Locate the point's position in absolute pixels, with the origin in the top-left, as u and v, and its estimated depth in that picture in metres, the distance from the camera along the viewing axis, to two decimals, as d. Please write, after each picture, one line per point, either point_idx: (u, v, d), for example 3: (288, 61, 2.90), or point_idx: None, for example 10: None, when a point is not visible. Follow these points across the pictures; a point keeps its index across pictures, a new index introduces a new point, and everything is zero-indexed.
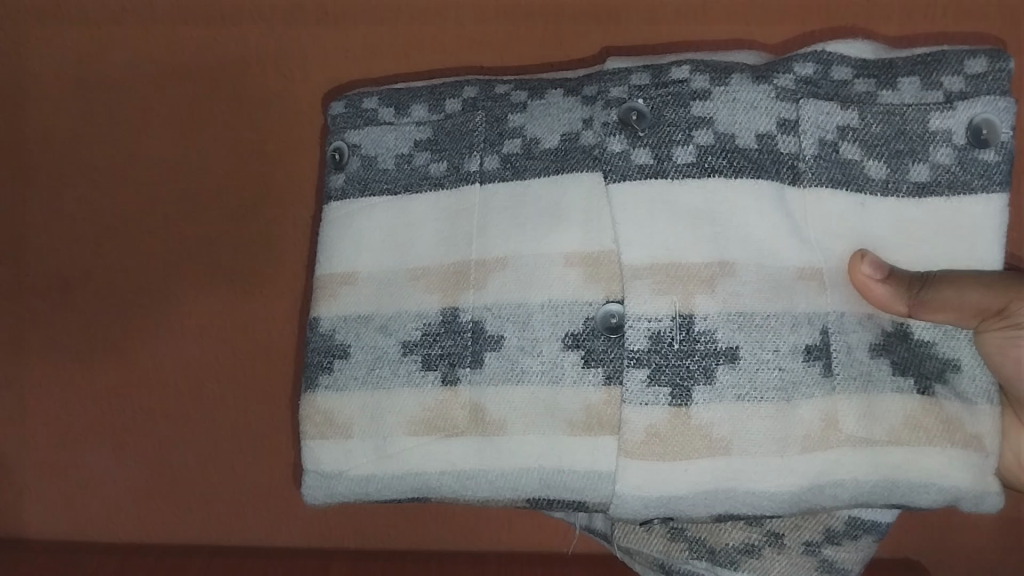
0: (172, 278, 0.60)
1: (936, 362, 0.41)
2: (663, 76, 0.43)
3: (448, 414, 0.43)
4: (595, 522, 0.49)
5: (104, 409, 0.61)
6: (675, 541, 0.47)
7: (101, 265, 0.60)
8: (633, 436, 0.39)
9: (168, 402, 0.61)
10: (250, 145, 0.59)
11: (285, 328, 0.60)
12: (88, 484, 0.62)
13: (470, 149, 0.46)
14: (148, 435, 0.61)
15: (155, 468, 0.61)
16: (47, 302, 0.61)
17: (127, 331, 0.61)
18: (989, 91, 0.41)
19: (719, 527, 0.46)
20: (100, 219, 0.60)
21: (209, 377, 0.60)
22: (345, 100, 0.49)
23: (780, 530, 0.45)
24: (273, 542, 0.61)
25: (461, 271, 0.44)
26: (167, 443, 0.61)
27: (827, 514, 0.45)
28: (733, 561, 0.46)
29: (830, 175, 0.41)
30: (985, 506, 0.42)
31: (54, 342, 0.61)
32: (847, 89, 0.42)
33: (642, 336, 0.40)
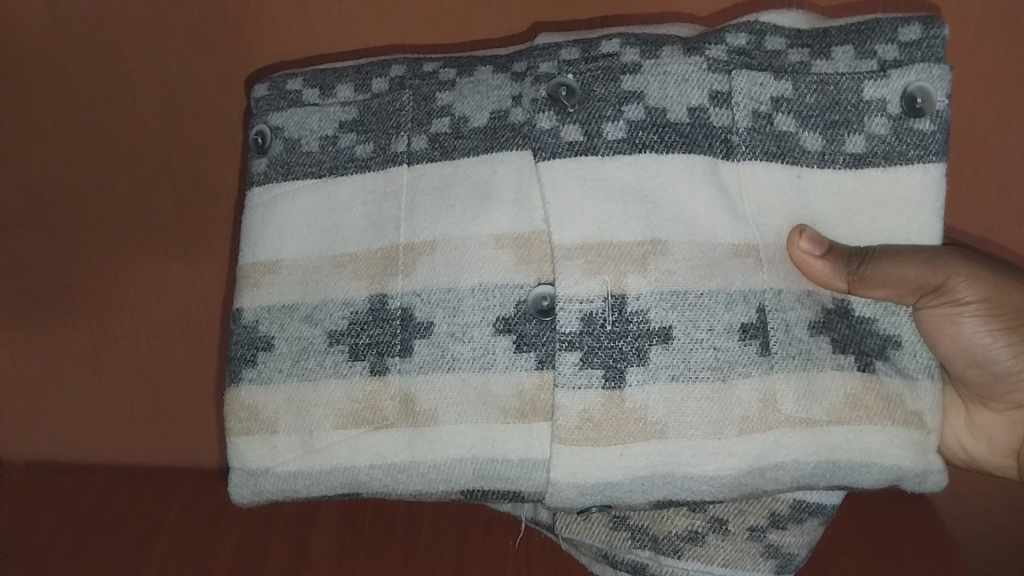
0: (149, 199, 0.57)
1: (877, 338, 0.40)
2: (594, 50, 0.42)
3: (377, 405, 0.41)
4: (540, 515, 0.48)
5: (87, 334, 0.60)
6: (617, 530, 0.45)
7: (73, 185, 0.57)
8: (566, 421, 0.38)
9: (145, 326, 0.59)
10: (199, 56, 0.54)
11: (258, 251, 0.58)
12: (72, 410, 0.61)
13: (397, 130, 0.44)
14: (131, 360, 0.60)
15: (138, 393, 0.60)
16: (21, 225, 0.58)
17: (106, 255, 0.58)
18: (924, 58, 0.40)
19: (661, 514, 0.45)
20: (56, 133, 0.56)
21: (190, 301, 0.59)
22: (268, 82, 0.47)
23: (724, 515, 0.44)
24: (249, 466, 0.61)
25: (389, 256, 0.42)
26: (149, 368, 0.60)
27: (772, 499, 0.44)
28: (676, 549, 0.45)
29: (764, 148, 0.40)
30: (927, 484, 0.40)
31: (23, 266, 0.58)
32: (780, 59, 0.41)
33: (573, 318, 0.38)
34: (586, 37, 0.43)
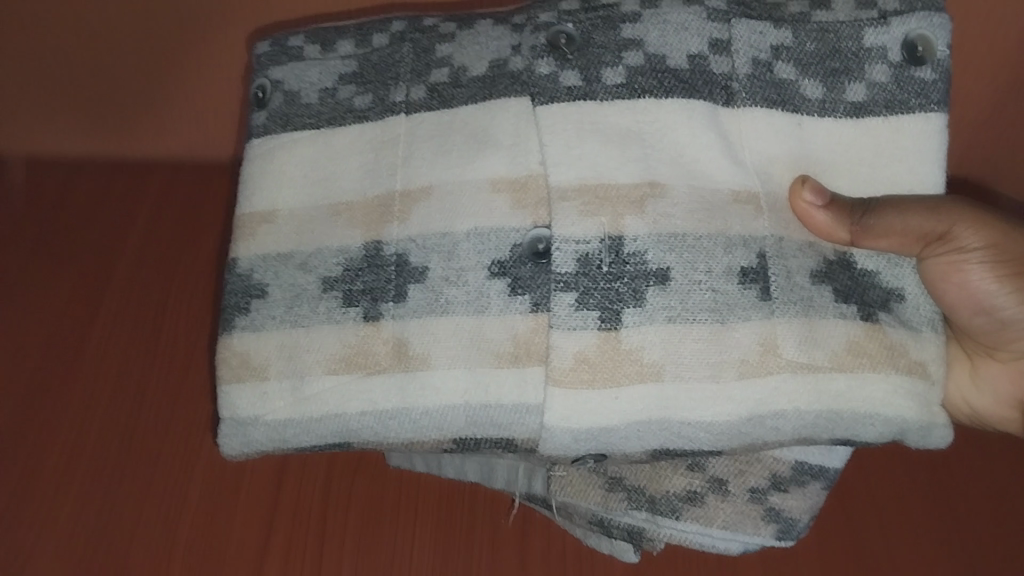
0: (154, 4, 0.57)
1: (880, 290, 0.39)
2: (595, 2, 0.43)
3: (370, 350, 0.40)
4: (535, 483, 0.47)
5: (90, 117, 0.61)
6: (613, 491, 0.44)
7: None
8: (561, 362, 0.38)
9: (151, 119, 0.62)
10: None
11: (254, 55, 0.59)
12: (79, 179, 0.64)
13: (397, 81, 0.44)
14: (135, 143, 0.63)
15: (143, 177, 0.65)
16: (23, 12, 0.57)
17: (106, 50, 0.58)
18: (924, 7, 0.41)
19: (660, 474, 0.44)
20: None
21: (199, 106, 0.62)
22: (270, 39, 0.47)
23: (725, 476, 0.43)
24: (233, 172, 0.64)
25: (386, 203, 0.42)
26: (154, 155, 0.64)
27: (773, 459, 0.43)
28: (674, 509, 0.44)
29: (764, 94, 0.41)
30: (932, 439, 0.39)
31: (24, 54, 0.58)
32: (781, 10, 0.42)
33: (570, 258, 0.38)
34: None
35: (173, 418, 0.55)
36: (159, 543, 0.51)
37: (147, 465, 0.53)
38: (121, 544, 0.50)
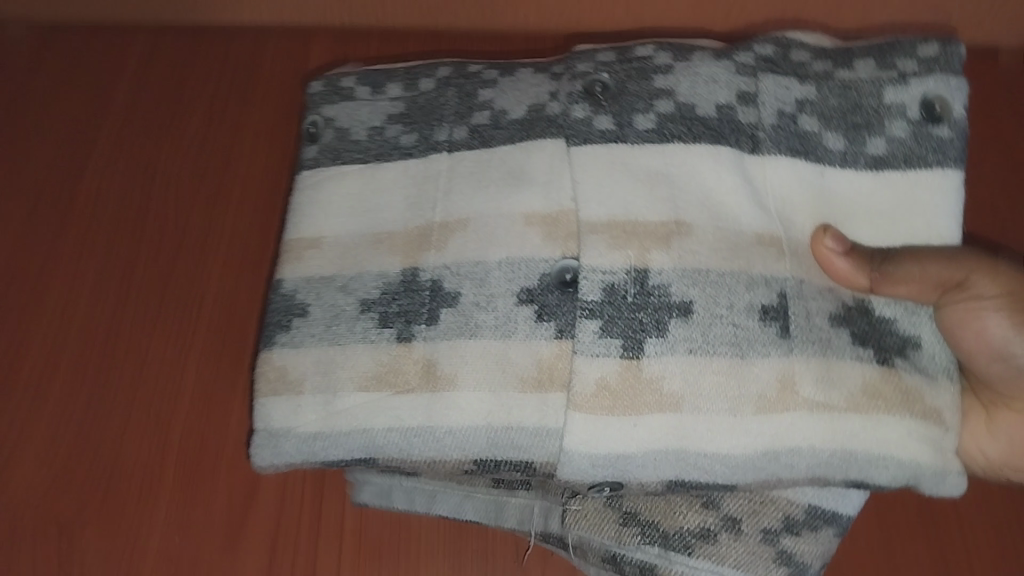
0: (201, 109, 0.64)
1: (896, 338, 0.40)
2: (629, 54, 0.46)
3: (400, 370, 0.42)
4: (552, 519, 0.47)
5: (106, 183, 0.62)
6: (626, 526, 0.45)
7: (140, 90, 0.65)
8: (583, 388, 0.39)
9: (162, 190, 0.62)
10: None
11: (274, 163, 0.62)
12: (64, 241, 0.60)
13: (440, 121, 0.47)
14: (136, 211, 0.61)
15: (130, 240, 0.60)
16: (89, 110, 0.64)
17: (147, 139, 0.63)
18: (943, 69, 0.43)
19: (674, 510, 0.44)
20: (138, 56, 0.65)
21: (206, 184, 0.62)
22: (324, 80, 0.51)
23: (739, 514, 0.44)
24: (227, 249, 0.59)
25: (425, 233, 0.45)
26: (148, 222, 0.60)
27: (788, 502, 0.44)
28: (686, 545, 0.44)
29: (789, 144, 0.43)
30: (946, 487, 0.40)
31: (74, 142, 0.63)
32: (805, 68, 0.45)
33: (596, 287, 0.40)
34: (622, 46, 0.48)
35: (182, 232, 0.60)
36: (152, 457, 0.53)
37: (134, 372, 0.55)
38: (113, 459, 0.53)
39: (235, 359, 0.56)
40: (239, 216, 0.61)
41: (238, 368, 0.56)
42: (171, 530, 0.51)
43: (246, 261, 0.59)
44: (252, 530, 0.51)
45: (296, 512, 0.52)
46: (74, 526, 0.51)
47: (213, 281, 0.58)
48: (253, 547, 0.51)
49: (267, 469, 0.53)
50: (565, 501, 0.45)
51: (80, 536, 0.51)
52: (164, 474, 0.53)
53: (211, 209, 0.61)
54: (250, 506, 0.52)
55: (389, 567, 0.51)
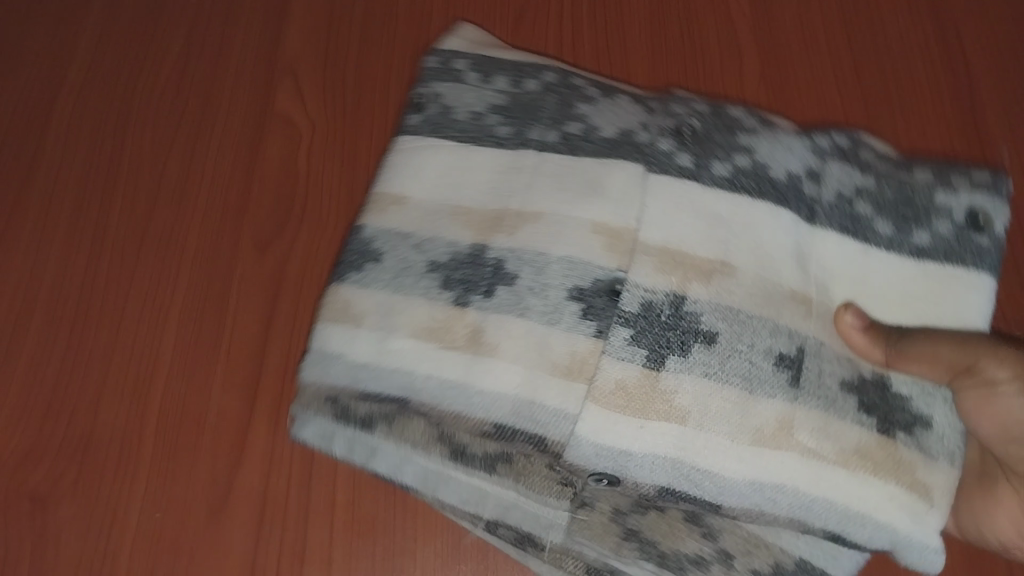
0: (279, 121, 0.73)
1: (906, 415, 0.46)
2: (722, 110, 0.52)
3: (450, 329, 0.48)
4: (507, 516, 0.50)
5: (181, 171, 0.71)
6: (627, 540, 0.48)
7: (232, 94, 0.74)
8: (603, 384, 0.45)
9: (227, 190, 0.70)
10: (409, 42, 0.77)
11: (336, 179, 0.71)
12: (135, 212, 0.69)
13: (538, 122, 0.52)
14: (198, 204, 0.69)
15: (187, 228, 0.68)
16: (188, 101, 0.74)
17: (226, 140, 0.72)
18: (991, 191, 0.50)
19: (674, 533, 0.48)
20: (247, 62, 0.75)
21: (267, 190, 0.70)
22: (438, 58, 0.56)
23: (732, 550, 0.47)
24: (273, 251, 0.68)
25: (499, 216, 0.50)
26: (208, 216, 0.69)
27: (779, 549, 0.47)
28: (680, 567, 0.47)
29: (842, 220, 0.49)
30: (923, 559, 0.45)
31: (163, 130, 0.72)
32: (870, 163, 0.52)
33: (636, 301, 0.46)
34: (718, 105, 0.54)
35: (185, 232, 0.68)
36: (128, 432, 0.61)
37: (166, 342, 0.64)
38: (89, 432, 0.61)
39: (211, 342, 0.64)
40: (263, 211, 0.69)
41: (214, 352, 0.64)
42: (149, 503, 0.59)
43: (232, 257, 0.67)
44: (242, 487, 0.60)
45: (286, 463, 0.61)
46: (59, 495, 0.59)
47: (197, 273, 0.67)
48: (238, 520, 0.59)
49: (255, 439, 0.61)
50: (574, 511, 0.48)
51: (67, 500, 0.59)
52: (173, 434, 0.61)
53: (206, 207, 0.69)
54: (233, 480, 0.60)
55: (373, 534, 0.59)
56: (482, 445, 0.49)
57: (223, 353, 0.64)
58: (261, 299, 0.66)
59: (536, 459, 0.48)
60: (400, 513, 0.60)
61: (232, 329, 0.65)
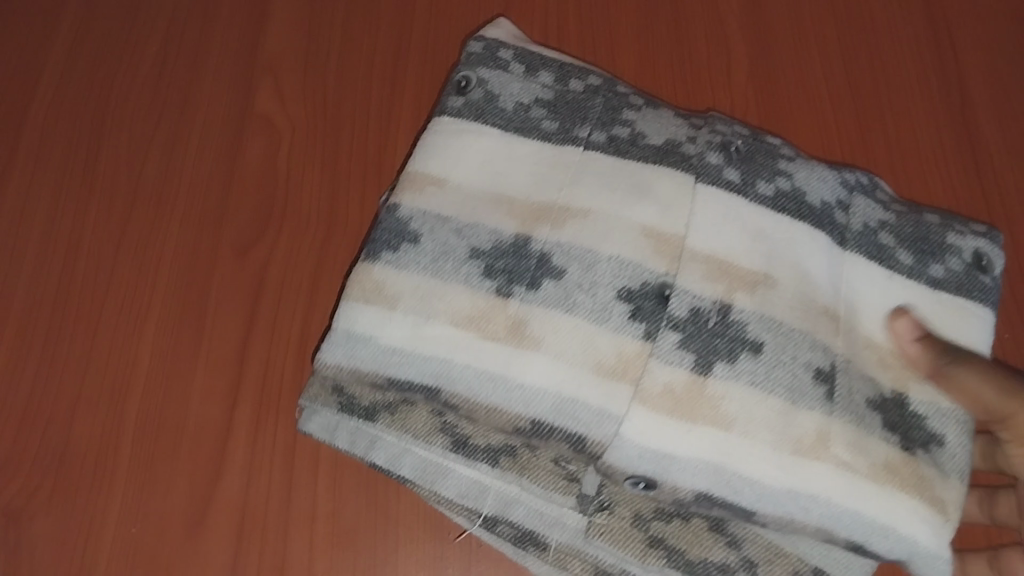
0: (273, 93, 0.65)
1: (924, 432, 0.48)
2: (760, 136, 0.53)
3: (492, 319, 0.46)
4: (509, 512, 0.49)
5: (162, 147, 0.63)
6: (653, 548, 0.47)
7: (224, 62, 0.67)
8: (650, 386, 0.44)
9: (208, 171, 0.62)
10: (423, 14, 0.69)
11: (335, 160, 0.63)
12: (113, 188, 0.62)
13: (584, 120, 0.51)
14: (178, 182, 0.62)
15: (168, 208, 0.61)
16: (174, 67, 0.66)
17: (213, 113, 0.65)
18: (991, 238, 0.54)
19: (699, 539, 0.47)
20: (242, 28, 0.68)
21: (256, 169, 0.62)
22: (484, 44, 0.54)
23: (755, 558, 0.47)
24: (259, 236, 0.60)
25: (544, 209, 0.48)
26: (190, 196, 0.62)
27: (798, 559, 0.48)
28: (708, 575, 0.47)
29: (869, 249, 0.51)
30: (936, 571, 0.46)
31: (145, 100, 0.65)
32: (887, 202, 0.54)
33: (684, 306, 0.45)
34: (750, 128, 0.55)
35: (165, 213, 0.61)
36: (105, 444, 0.54)
37: (137, 334, 0.57)
38: (62, 444, 0.54)
39: (190, 343, 0.57)
40: (251, 192, 0.62)
41: (195, 355, 0.56)
42: (126, 519, 0.52)
43: (214, 249, 0.60)
44: (221, 498, 0.53)
45: (263, 466, 0.54)
46: (30, 510, 0.52)
47: (179, 268, 0.59)
48: (219, 531, 0.52)
49: (235, 447, 0.54)
50: (591, 514, 0.48)
51: (39, 514, 0.52)
52: (143, 435, 0.54)
53: (189, 196, 0.62)
54: (215, 487, 0.53)
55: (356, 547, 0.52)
56: (485, 436, 0.49)
57: (202, 357, 0.56)
58: (244, 295, 0.58)
59: (541, 452, 0.48)
60: (384, 521, 0.53)
61: (214, 329, 0.57)
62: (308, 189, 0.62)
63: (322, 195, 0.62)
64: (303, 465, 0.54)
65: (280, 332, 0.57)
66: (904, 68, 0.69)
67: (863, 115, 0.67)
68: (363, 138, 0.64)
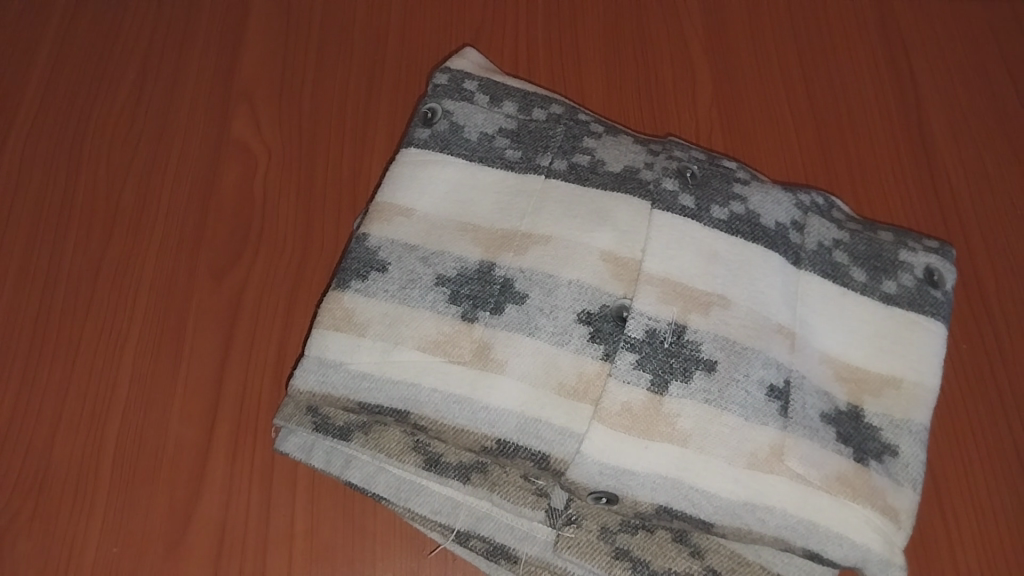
0: (250, 124, 0.67)
1: (877, 443, 0.49)
2: (716, 161, 0.55)
3: (456, 343, 0.48)
4: (479, 527, 0.50)
5: (141, 178, 0.65)
6: (619, 560, 0.48)
7: (202, 95, 0.69)
8: (609, 406, 0.45)
9: (186, 201, 0.64)
10: (398, 47, 0.72)
11: (309, 187, 0.65)
12: (94, 219, 0.64)
13: (545, 149, 0.53)
14: (157, 212, 0.64)
15: (147, 238, 0.63)
16: (156, 99, 0.68)
17: (193, 145, 0.67)
18: (943, 254, 0.55)
19: (664, 551, 0.48)
20: (220, 60, 0.70)
21: (233, 198, 0.64)
22: (449, 76, 0.56)
23: (719, 568, 0.48)
24: (238, 263, 0.62)
25: (508, 236, 0.50)
26: (170, 226, 0.63)
27: (761, 568, 0.48)
28: None
29: (823, 267, 0.52)
30: None
31: (126, 132, 0.67)
32: (842, 222, 0.56)
33: (641, 327, 0.47)
34: (709, 153, 0.57)
35: (146, 242, 0.63)
36: (85, 465, 0.55)
37: (118, 362, 0.59)
38: (43, 466, 0.55)
39: (169, 366, 0.58)
40: (228, 220, 0.64)
41: (174, 378, 0.58)
42: (107, 539, 0.54)
43: (190, 276, 0.62)
44: (199, 517, 0.54)
45: (245, 487, 0.55)
46: (12, 532, 0.53)
47: (157, 294, 0.61)
48: (198, 548, 0.53)
49: (214, 468, 0.56)
50: (560, 527, 0.49)
51: (21, 535, 0.53)
52: (125, 460, 0.56)
53: (165, 223, 0.64)
54: (195, 505, 0.55)
55: (334, 565, 0.54)
56: (457, 455, 0.50)
57: (181, 380, 0.58)
58: (221, 319, 0.60)
59: (510, 469, 0.49)
60: (361, 541, 0.54)
61: (193, 354, 0.59)
62: (284, 218, 0.64)
63: (298, 222, 0.64)
64: (282, 485, 0.56)
65: (256, 356, 0.59)
66: (862, 93, 0.73)
67: (824, 137, 0.70)
68: (338, 166, 0.66)
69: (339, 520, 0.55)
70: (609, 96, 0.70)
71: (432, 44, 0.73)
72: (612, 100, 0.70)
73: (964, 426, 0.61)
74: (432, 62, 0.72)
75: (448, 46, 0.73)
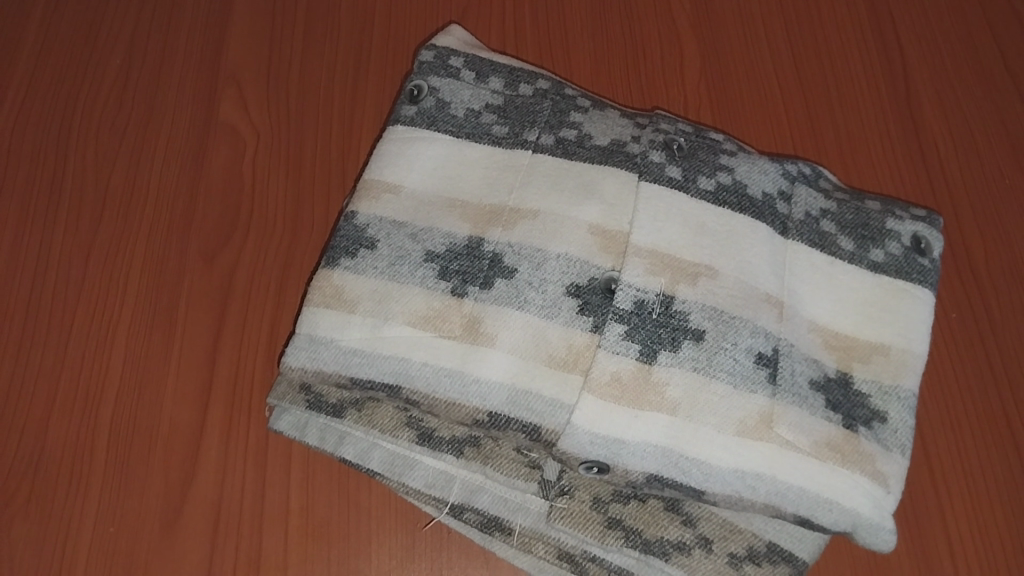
0: (237, 106, 0.67)
1: (866, 410, 0.50)
2: (702, 133, 0.55)
3: (446, 318, 0.48)
4: (474, 500, 0.51)
5: (129, 161, 0.65)
6: (611, 528, 0.48)
7: (189, 77, 0.68)
8: (599, 376, 0.46)
9: (175, 184, 0.64)
10: (384, 26, 0.72)
11: (298, 168, 0.65)
12: (83, 204, 0.64)
13: (532, 124, 0.53)
14: (146, 196, 0.64)
15: (136, 221, 0.63)
16: (142, 82, 0.68)
17: (180, 128, 0.67)
18: (931, 222, 0.55)
19: (657, 520, 0.49)
20: (206, 42, 0.70)
21: (222, 180, 0.64)
22: (435, 53, 0.56)
23: (711, 535, 0.49)
24: (228, 245, 0.62)
25: (496, 211, 0.51)
26: (159, 209, 0.64)
27: (752, 534, 0.49)
28: (665, 552, 0.48)
29: (811, 237, 0.53)
30: (877, 540, 0.48)
31: (113, 116, 0.67)
32: (829, 192, 0.56)
33: (629, 298, 0.47)
34: (697, 125, 0.57)
35: (136, 226, 0.63)
36: (81, 447, 0.56)
37: (111, 345, 0.59)
38: (39, 450, 0.56)
39: (163, 348, 0.59)
40: (217, 202, 0.64)
41: (167, 359, 0.58)
42: (104, 519, 0.54)
43: (181, 259, 0.62)
44: (194, 497, 0.55)
45: (240, 466, 0.56)
46: (10, 515, 0.54)
47: (147, 277, 0.61)
48: (194, 528, 0.54)
49: (209, 447, 0.56)
50: (553, 498, 0.49)
51: (19, 518, 0.54)
52: (121, 442, 0.56)
53: (155, 206, 0.64)
54: (191, 484, 0.55)
55: (330, 540, 0.54)
56: (450, 429, 0.50)
57: (174, 361, 0.58)
58: (213, 300, 0.60)
59: (503, 442, 0.49)
60: (357, 517, 0.55)
61: (185, 335, 0.59)
62: (273, 200, 0.64)
63: (288, 203, 0.64)
64: (277, 463, 0.56)
65: (248, 337, 0.59)
66: (850, 64, 0.73)
67: (812, 108, 0.70)
68: (327, 147, 0.66)
69: (335, 497, 0.55)
70: (597, 71, 0.70)
71: (418, 23, 0.72)
72: (601, 75, 0.70)
73: (953, 392, 0.62)
74: (419, 40, 0.71)
75: (435, 24, 0.72)
